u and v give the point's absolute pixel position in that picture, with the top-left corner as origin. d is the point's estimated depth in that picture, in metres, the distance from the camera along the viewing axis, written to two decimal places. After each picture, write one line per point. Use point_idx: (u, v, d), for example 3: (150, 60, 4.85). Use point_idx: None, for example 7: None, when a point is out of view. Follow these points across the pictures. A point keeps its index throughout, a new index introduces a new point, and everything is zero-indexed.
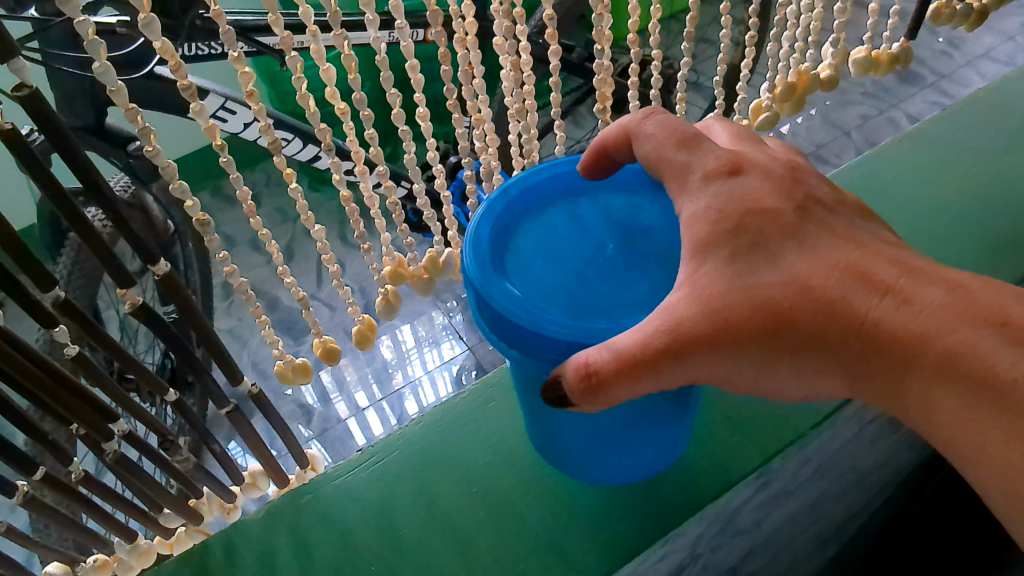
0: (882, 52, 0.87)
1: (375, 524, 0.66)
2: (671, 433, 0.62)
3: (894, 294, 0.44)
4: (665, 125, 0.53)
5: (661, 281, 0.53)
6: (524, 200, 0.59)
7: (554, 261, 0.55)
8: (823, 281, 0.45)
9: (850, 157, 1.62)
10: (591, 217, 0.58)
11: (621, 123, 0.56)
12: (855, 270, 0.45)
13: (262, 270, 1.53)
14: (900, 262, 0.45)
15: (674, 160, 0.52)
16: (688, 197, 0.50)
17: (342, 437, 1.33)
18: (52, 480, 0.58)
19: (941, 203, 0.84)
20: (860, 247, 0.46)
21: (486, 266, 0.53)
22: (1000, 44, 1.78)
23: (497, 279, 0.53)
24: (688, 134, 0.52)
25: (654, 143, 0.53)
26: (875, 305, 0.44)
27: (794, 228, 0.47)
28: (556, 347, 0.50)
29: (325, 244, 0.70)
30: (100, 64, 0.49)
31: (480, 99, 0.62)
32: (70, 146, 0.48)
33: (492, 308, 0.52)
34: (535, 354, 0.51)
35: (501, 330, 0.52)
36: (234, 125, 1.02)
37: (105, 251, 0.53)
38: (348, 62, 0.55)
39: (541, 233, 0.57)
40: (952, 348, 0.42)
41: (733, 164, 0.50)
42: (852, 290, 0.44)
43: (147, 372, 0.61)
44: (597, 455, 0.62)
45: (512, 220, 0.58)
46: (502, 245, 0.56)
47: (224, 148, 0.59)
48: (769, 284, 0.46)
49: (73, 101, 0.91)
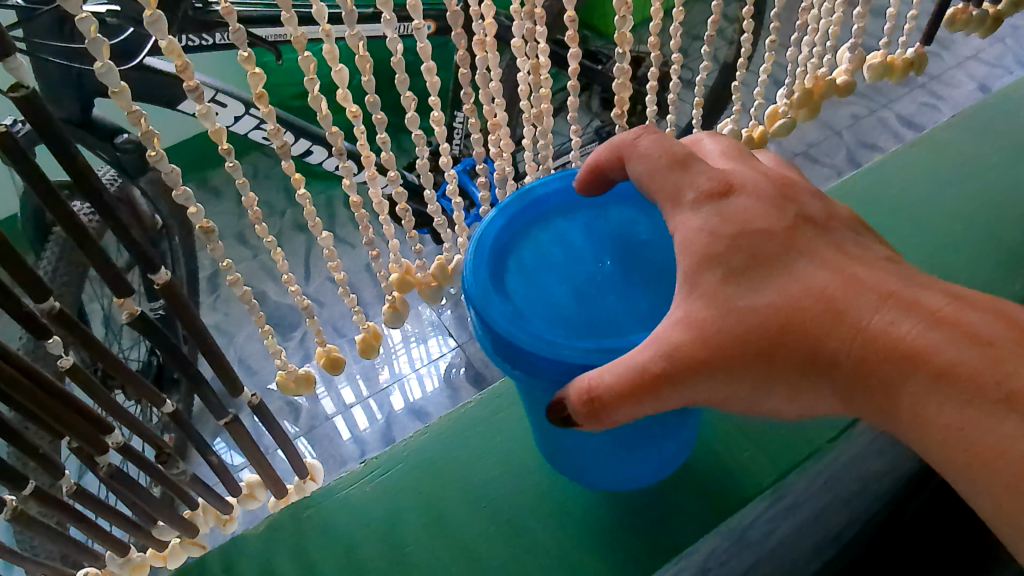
0: (897, 57, 0.85)
1: (383, 539, 0.64)
2: (667, 446, 0.60)
3: (896, 299, 0.41)
4: (658, 144, 0.49)
5: (662, 298, 0.51)
6: (527, 214, 0.57)
7: (558, 278, 0.53)
8: (825, 291, 0.42)
9: (841, 158, 1.61)
10: (593, 233, 0.56)
11: (613, 141, 0.52)
12: (866, 281, 0.42)
13: (250, 265, 1.49)
14: (907, 275, 0.43)
15: (668, 181, 0.48)
16: (680, 218, 0.46)
17: (330, 435, 1.30)
18: (45, 496, 0.55)
19: (950, 210, 0.83)
20: (865, 260, 0.43)
21: (486, 285, 0.52)
22: (989, 46, 1.77)
23: (497, 299, 0.51)
24: (681, 154, 0.48)
25: (648, 162, 0.49)
26: (877, 315, 0.41)
27: (793, 244, 0.44)
28: (563, 368, 0.48)
29: (331, 249, 0.67)
30: (102, 63, 0.46)
31: (496, 102, 0.60)
32: (66, 151, 0.46)
33: (493, 329, 0.50)
34: (537, 375, 0.49)
35: (504, 353, 0.50)
36: (226, 118, 0.99)
37: (97, 255, 0.50)
38: (363, 64, 0.53)
39: (544, 247, 0.55)
40: (950, 362, 0.39)
41: (725, 184, 0.46)
42: (858, 297, 0.41)
43: (139, 379, 0.57)
44: (593, 466, 0.60)
45: (512, 236, 0.56)
46: (501, 262, 0.54)
47: (230, 152, 0.56)
48: (768, 303, 0.42)
49: (61, 93, 0.88)
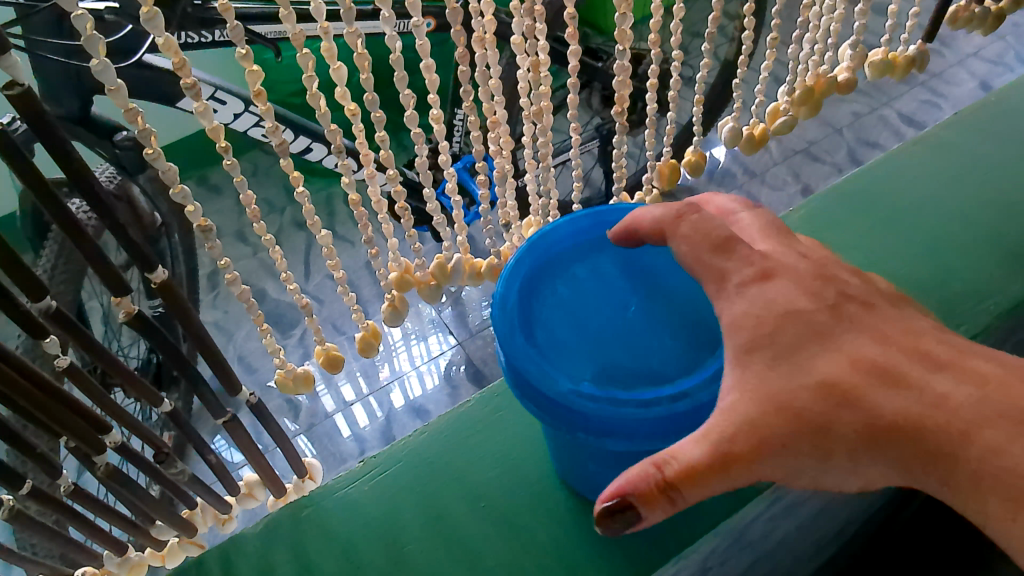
0: (899, 55, 0.85)
1: (382, 539, 0.64)
2: None
3: (918, 386, 0.42)
4: (698, 223, 0.50)
5: (687, 348, 0.51)
6: (550, 252, 0.56)
7: (575, 321, 0.53)
8: (850, 374, 0.42)
9: (841, 156, 1.61)
10: (618, 274, 0.55)
11: (650, 215, 0.52)
12: (887, 366, 0.43)
13: (250, 262, 1.49)
14: (922, 351, 0.43)
15: (711, 265, 0.48)
16: (723, 302, 0.47)
17: (330, 433, 1.30)
18: (42, 495, 0.55)
19: (951, 210, 0.82)
20: (889, 338, 0.44)
21: (511, 326, 0.51)
22: (990, 43, 1.77)
23: (523, 343, 0.50)
24: (721, 236, 0.49)
25: (689, 244, 0.49)
26: (904, 400, 0.41)
27: (830, 326, 0.45)
28: (580, 420, 0.49)
29: (330, 247, 0.67)
30: (99, 61, 0.46)
31: (496, 100, 0.60)
32: (62, 149, 0.46)
33: (520, 375, 0.50)
34: (561, 423, 0.50)
35: (530, 398, 0.50)
36: (225, 115, 0.98)
37: (94, 254, 0.50)
38: (361, 61, 0.52)
39: (568, 287, 0.55)
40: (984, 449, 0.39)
41: (764, 270, 0.47)
42: (876, 383, 0.42)
43: (136, 378, 0.57)
44: (602, 482, 0.60)
45: (536, 273, 0.55)
46: (526, 301, 0.54)
47: (228, 150, 0.56)
48: (817, 382, 0.42)
49: (59, 90, 0.88)
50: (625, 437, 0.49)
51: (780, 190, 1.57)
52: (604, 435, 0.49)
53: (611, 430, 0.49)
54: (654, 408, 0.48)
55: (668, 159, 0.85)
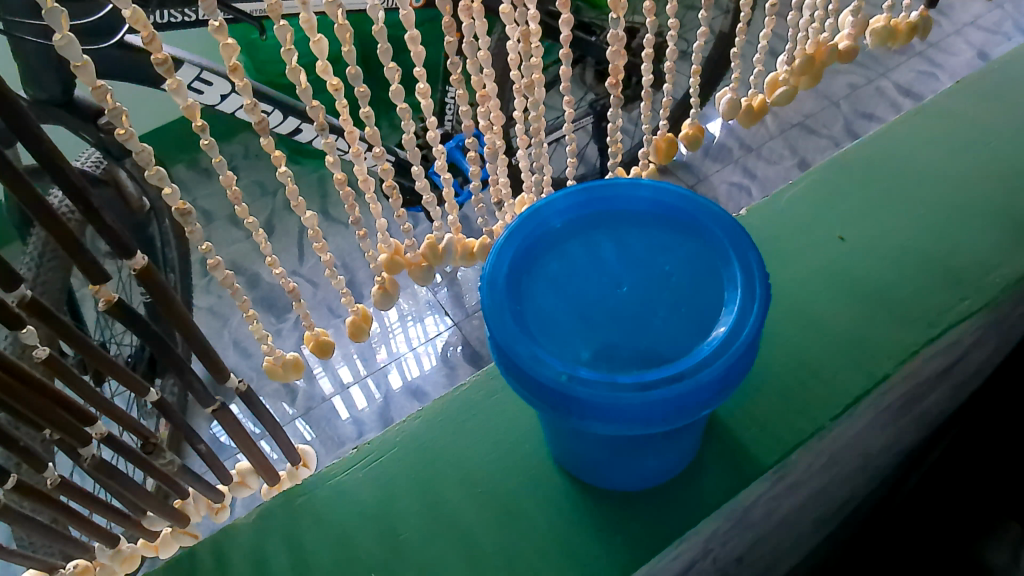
0: (900, 22, 0.83)
1: (377, 527, 0.63)
2: (673, 451, 0.58)
3: None
4: None
5: (681, 330, 0.50)
6: (542, 230, 0.54)
7: (567, 303, 0.51)
8: None
9: (839, 128, 1.58)
10: (612, 253, 0.53)
11: None
12: None
13: (241, 245, 1.47)
14: None
15: None
16: None
17: (327, 416, 1.29)
18: (29, 490, 0.53)
19: (954, 181, 0.78)
20: None
21: (502, 310, 0.49)
22: (988, 12, 1.74)
23: (514, 328, 0.49)
24: None
25: None
26: None
27: None
28: (575, 405, 0.47)
29: (316, 230, 0.65)
30: (62, 37, 0.44)
31: (485, 73, 0.58)
32: (30, 131, 0.43)
33: (512, 362, 0.48)
34: (555, 410, 0.48)
35: (523, 386, 0.48)
36: (211, 96, 0.96)
37: (71, 241, 0.48)
38: (342, 33, 0.50)
39: (560, 267, 0.53)
40: None
41: None
42: None
43: (120, 368, 0.55)
44: (597, 464, 0.59)
45: (528, 253, 0.53)
46: (517, 283, 0.52)
47: (205, 129, 0.54)
48: None
49: (41, 73, 0.85)
50: (620, 421, 0.48)
51: (776, 164, 1.55)
52: (598, 420, 0.48)
53: (606, 415, 0.47)
54: (651, 392, 0.46)
55: (664, 133, 0.83)
